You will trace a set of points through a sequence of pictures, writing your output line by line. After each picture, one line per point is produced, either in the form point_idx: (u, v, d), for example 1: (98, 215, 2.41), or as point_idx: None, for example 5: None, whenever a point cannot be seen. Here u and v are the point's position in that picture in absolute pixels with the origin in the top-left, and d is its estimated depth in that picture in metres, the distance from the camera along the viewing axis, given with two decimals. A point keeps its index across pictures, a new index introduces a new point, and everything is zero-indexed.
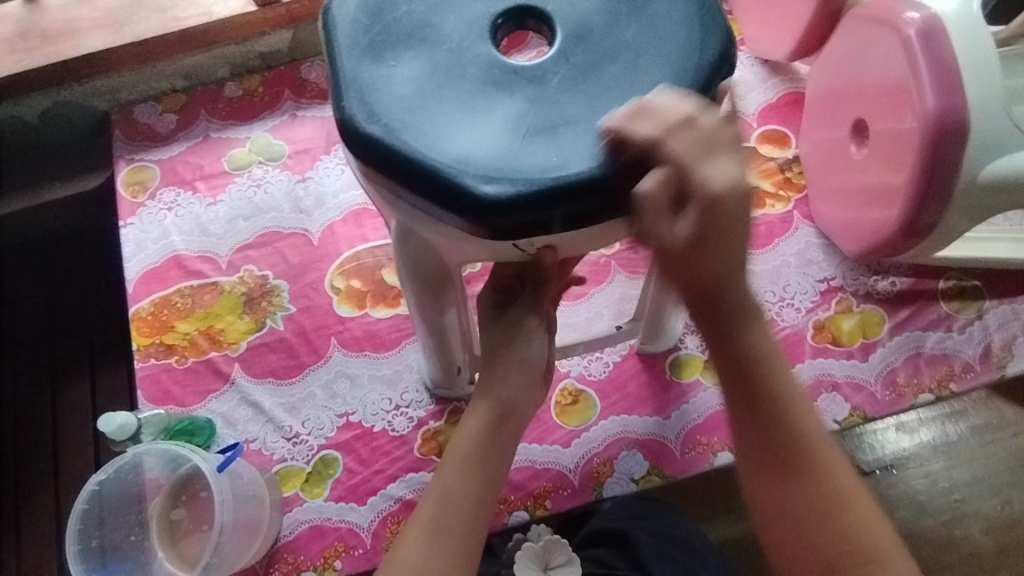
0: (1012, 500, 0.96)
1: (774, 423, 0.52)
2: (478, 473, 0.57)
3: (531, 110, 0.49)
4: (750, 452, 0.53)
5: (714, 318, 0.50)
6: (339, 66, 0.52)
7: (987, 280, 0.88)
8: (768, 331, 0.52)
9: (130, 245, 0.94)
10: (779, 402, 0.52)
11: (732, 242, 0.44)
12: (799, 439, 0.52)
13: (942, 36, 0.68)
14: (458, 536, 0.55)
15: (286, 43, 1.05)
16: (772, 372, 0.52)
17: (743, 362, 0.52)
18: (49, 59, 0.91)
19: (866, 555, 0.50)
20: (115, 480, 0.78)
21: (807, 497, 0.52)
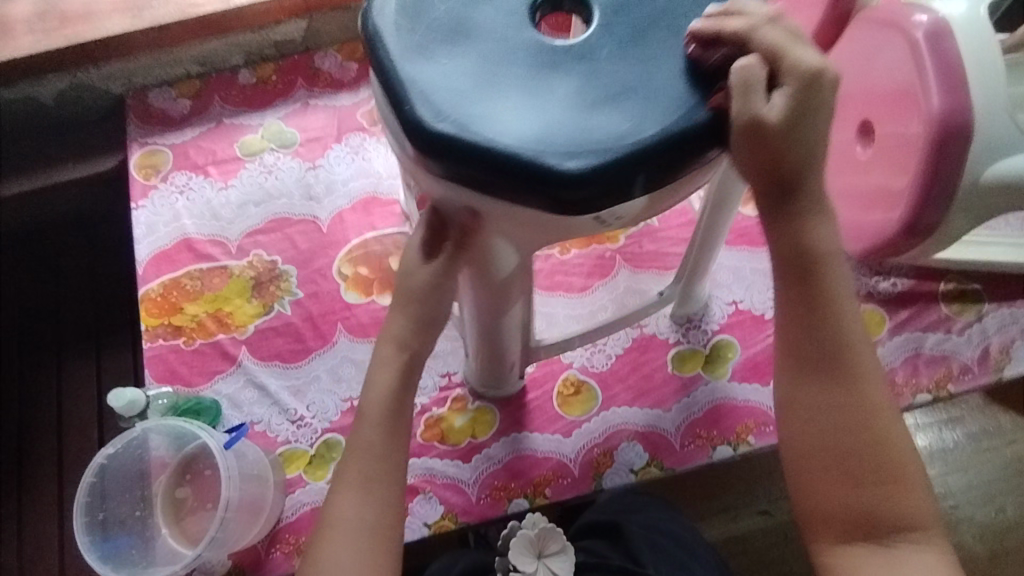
0: (1005, 507, 0.97)
1: (834, 319, 0.58)
2: (376, 491, 0.60)
3: (587, 86, 0.49)
4: (804, 345, 0.59)
5: (787, 195, 0.56)
6: (384, 61, 0.50)
7: (987, 284, 0.89)
8: (835, 229, 0.58)
9: (141, 228, 0.95)
10: (825, 319, 0.58)
11: (806, 128, 0.52)
12: (847, 343, 0.58)
13: (948, 39, 0.69)
14: (379, 533, 0.60)
15: (301, 32, 1.06)
16: (835, 269, 0.58)
17: (806, 260, 0.57)
18: (68, 41, 0.93)
19: (891, 465, 0.57)
20: (122, 455, 0.79)
21: (849, 403, 0.58)
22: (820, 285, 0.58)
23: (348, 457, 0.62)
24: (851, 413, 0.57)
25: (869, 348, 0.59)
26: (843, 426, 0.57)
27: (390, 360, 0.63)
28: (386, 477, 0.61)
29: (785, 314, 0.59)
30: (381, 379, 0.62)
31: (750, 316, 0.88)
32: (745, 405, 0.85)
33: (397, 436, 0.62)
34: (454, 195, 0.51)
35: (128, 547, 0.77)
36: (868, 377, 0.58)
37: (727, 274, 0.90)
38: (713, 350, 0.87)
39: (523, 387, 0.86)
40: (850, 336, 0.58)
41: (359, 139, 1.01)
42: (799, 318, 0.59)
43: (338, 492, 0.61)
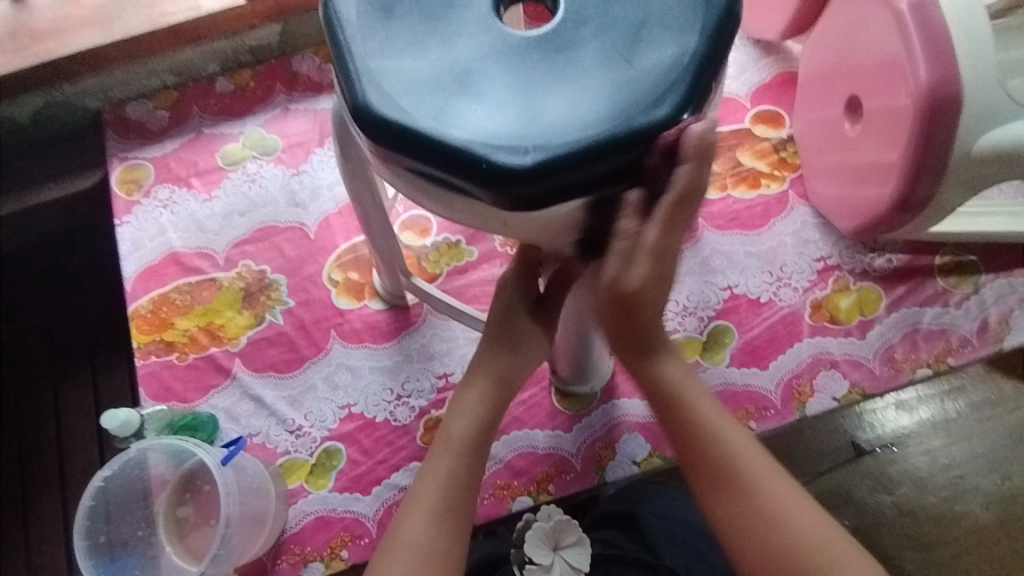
0: (1011, 475, 0.97)
1: (702, 436, 0.58)
2: (446, 525, 0.56)
3: (568, 73, 0.48)
4: (700, 471, 0.57)
5: (635, 351, 0.60)
6: (359, 97, 0.47)
7: (984, 254, 0.88)
8: (673, 359, 0.61)
9: (127, 244, 0.94)
10: (695, 421, 0.58)
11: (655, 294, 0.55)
12: (726, 458, 0.57)
13: (934, 9, 0.67)
14: (440, 568, 0.55)
15: (276, 36, 1.05)
16: (686, 396, 0.59)
17: (662, 389, 0.60)
18: (38, 59, 0.91)
19: (824, 555, 0.52)
20: (120, 475, 0.78)
21: (746, 514, 0.55)
22: (671, 394, 0.60)
23: (424, 481, 0.58)
24: (752, 522, 0.54)
25: (752, 444, 0.58)
26: (754, 523, 0.54)
27: (484, 387, 0.62)
28: (460, 508, 0.57)
29: (670, 434, 0.60)
30: (469, 405, 0.61)
31: (746, 300, 0.87)
32: (745, 389, 0.83)
33: (477, 470, 0.60)
34: (482, 215, 0.49)
35: (134, 566, 0.76)
36: (764, 470, 0.57)
37: (720, 259, 0.89)
38: (709, 338, 0.86)
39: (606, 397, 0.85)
40: (711, 440, 0.58)
41: None
42: (675, 429, 0.59)
43: (409, 514, 0.57)
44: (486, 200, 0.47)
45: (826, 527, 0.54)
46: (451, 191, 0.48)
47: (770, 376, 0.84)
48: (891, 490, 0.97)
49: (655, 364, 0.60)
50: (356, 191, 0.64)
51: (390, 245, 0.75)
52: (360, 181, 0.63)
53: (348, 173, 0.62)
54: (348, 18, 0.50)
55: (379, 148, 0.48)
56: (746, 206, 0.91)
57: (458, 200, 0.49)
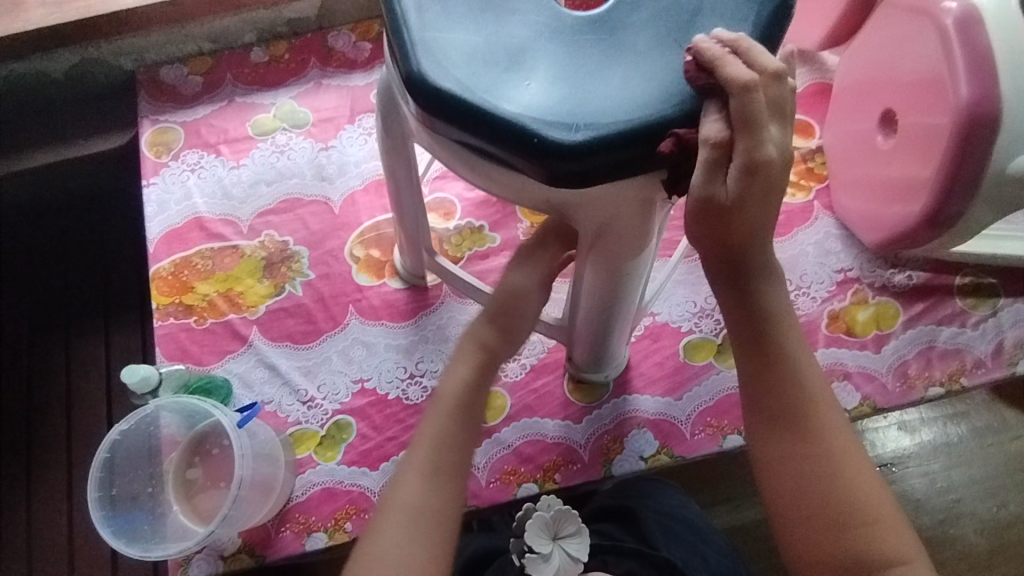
0: (1008, 503, 0.97)
1: (783, 374, 0.58)
2: (441, 479, 0.60)
3: (623, 57, 0.48)
4: (762, 404, 0.59)
5: (735, 276, 0.58)
6: (415, 67, 0.48)
7: (1002, 277, 0.89)
8: (781, 288, 0.59)
9: (152, 205, 0.95)
10: (777, 356, 0.58)
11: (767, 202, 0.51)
12: (807, 397, 0.58)
13: (981, 26, 0.68)
14: (436, 520, 0.58)
15: (314, 11, 1.05)
16: (780, 331, 0.59)
17: (755, 319, 0.58)
18: (80, 14, 0.91)
19: (863, 516, 0.55)
20: (135, 431, 0.79)
21: (809, 455, 0.57)
22: (763, 329, 0.59)
23: (415, 445, 0.62)
24: (822, 475, 0.56)
25: (825, 388, 0.59)
26: (822, 477, 0.56)
27: (469, 356, 0.67)
28: (453, 467, 0.61)
29: (747, 350, 0.60)
30: (461, 371, 0.66)
31: None
32: None
33: (471, 432, 0.64)
34: (526, 191, 0.50)
35: (141, 522, 0.77)
36: (835, 427, 0.58)
37: None
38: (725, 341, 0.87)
39: (618, 392, 0.85)
40: (797, 381, 0.58)
41: (372, 121, 1.00)
42: (763, 362, 0.59)
43: (404, 476, 0.60)
44: (533, 171, 0.47)
45: (877, 489, 0.56)
46: (497, 164, 0.49)
47: None
48: None
49: (755, 293, 0.58)
50: (393, 165, 0.65)
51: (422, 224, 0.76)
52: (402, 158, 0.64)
53: (388, 146, 0.62)
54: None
55: (427, 115, 0.48)
56: None
57: (501, 173, 0.49)
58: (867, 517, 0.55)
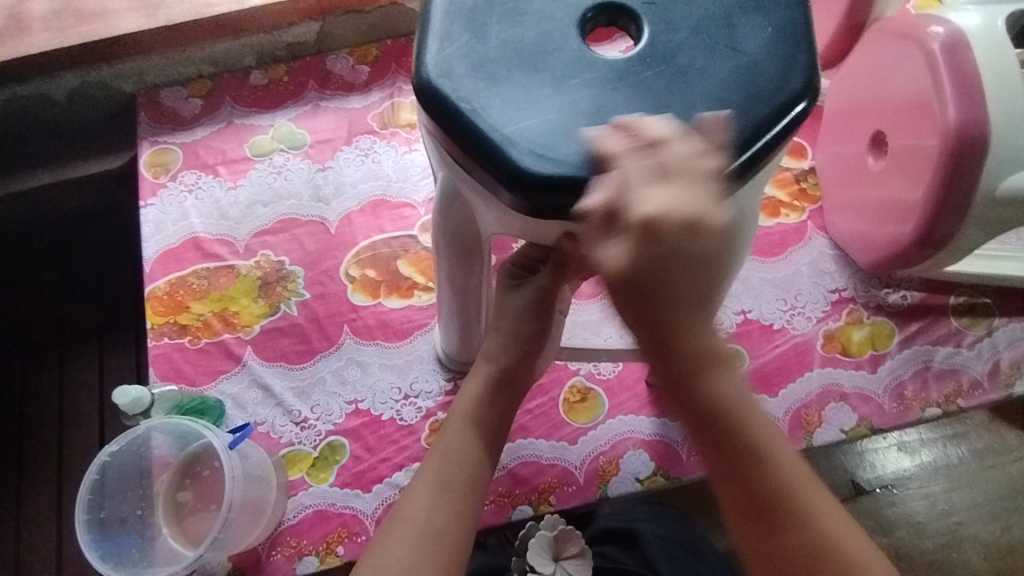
0: (1010, 526, 0.96)
1: (751, 472, 0.49)
2: (454, 500, 0.54)
3: (689, 87, 0.50)
4: (735, 507, 0.50)
5: (668, 377, 0.47)
6: (517, 163, 0.47)
7: (997, 297, 0.89)
8: (731, 373, 0.48)
9: (149, 226, 0.95)
10: (743, 454, 0.49)
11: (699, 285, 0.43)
12: (781, 491, 0.49)
13: (966, 51, 0.69)
14: (444, 542, 0.52)
15: (313, 35, 1.06)
16: (744, 422, 0.49)
17: (710, 410, 0.47)
18: (82, 38, 0.93)
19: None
20: (126, 452, 0.79)
21: (796, 559, 0.48)
22: (720, 414, 0.48)
23: (427, 458, 0.57)
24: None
25: (792, 457, 0.51)
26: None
27: (480, 370, 0.61)
28: (465, 485, 0.54)
29: (708, 453, 0.50)
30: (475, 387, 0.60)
31: (759, 326, 0.87)
32: None
33: (488, 452, 0.57)
34: None
35: (130, 545, 0.76)
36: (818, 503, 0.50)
37: (736, 284, 0.89)
38: None
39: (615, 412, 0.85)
40: (767, 465, 0.49)
41: (369, 142, 1.01)
42: (721, 460, 0.49)
43: (414, 488, 0.55)
44: None
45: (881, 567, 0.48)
46: None
47: (780, 404, 0.84)
48: (889, 533, 0.96)
49: (703, 383, 0.47)
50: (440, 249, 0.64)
51: (472, 296, 0.71)
52: (465, 241, 0.62)
53: (444, 235, 0.62)
54: (454, 92, 0.49)
55: (540, 210, 0.48)
56: (764, 233, 0.92)
57: None
58: None
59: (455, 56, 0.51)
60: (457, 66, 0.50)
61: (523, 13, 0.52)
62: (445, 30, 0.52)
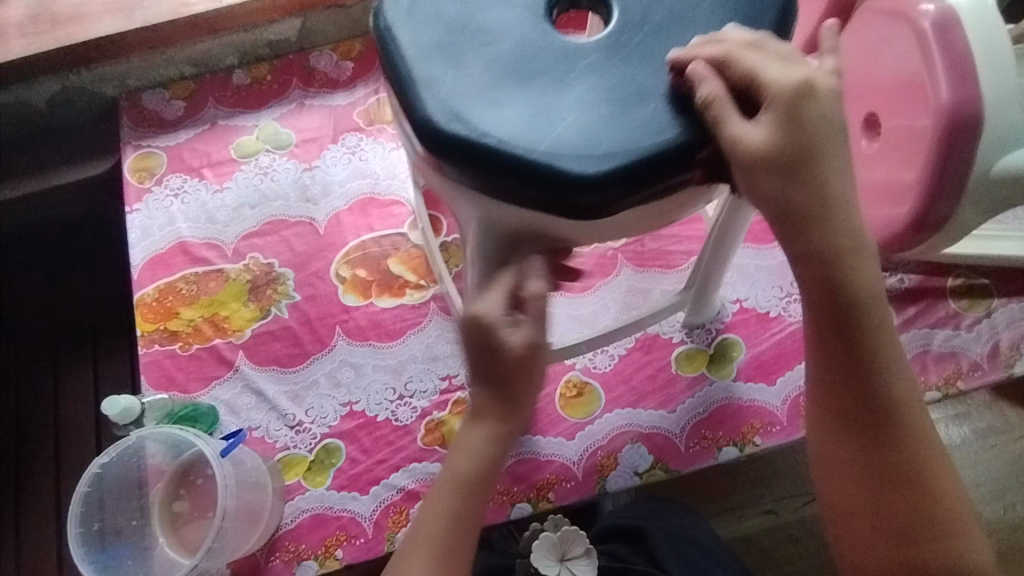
0: (1014, 505, 0.96)
1: (877, 363, 0.51)
2: (451, 572, 0.51)
3: (679, 49, 0.49)
4: (835, 400, 0.53)
5: (796, 236, 0.49)
6: (570, 170, 0.46)
7: (995, 278, 0.88)
8: (870, 261, 0.50)
9: (135, 232, 0.94)
10: (868, 336, 0.51)
11: (813, 157, 0.46)
12: (895, 394, 0.52)
13: (957, 29, 0.67)
14: None
15: (296, 31, 1.04)
16: (876, 310, 0.50)
17: (842, 292, 0.50)
18: (59, 43, 0.91)
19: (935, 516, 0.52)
20: (117, 463, 0.78)
21: (894, 457, 0.52)
22: (854, 307, 0.50)
23: (421, 523, 0.53)
24: (906, 477, 0.52)
25: (903, 366, 0.53)
26: (911, 477, 0.52)
27: (490, 407, 0.52)
28: (465, 551, 0.52)
29: (825, 332, 0.51)
30: (477, 438, 0.52)
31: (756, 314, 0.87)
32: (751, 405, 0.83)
33: (475, 503, 0.53)
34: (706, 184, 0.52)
35: (126, 557, 0.75)
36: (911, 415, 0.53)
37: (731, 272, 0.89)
38: (717, 350, 0.86)
39: (612, 406, 0.84)
40: (888, 362, 0.51)
41: (356, 139, 0.99)
42: (846, 361, 0.51)
43: (409, 558, 0.52)
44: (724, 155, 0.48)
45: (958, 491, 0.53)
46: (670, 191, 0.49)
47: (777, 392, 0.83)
48: None
49: (838, 262, 0.49)
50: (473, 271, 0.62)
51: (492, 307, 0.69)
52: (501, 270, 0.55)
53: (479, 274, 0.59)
54: (472, 131, 0.47)
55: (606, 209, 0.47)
56: (758, 220, 0.91)
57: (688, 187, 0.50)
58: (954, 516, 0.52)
59: (448, 90, 0.48)
60: (457, 100, 0.48)
61: (488, 26, 0.50)
62: (424, 67, 0.49)
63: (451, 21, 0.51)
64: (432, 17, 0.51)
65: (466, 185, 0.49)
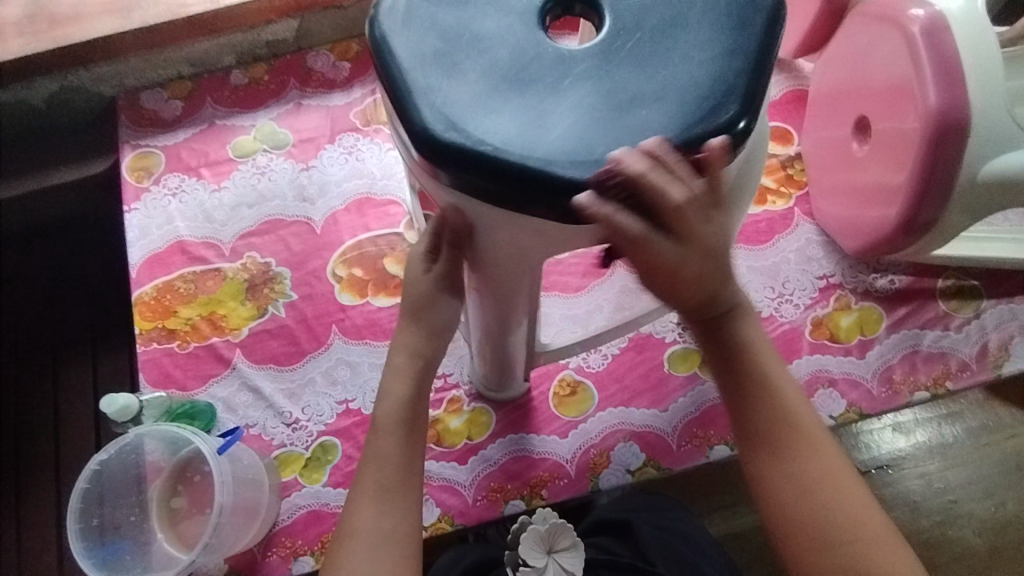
0: (1005, 502, 0.97)
1: (764, 403, 0.58)
2: (392, 505, 0.59)
3: (671, 52, 0.50)
4: (747, 438, 0.59)
5: (697, 320, 0.57)
6: (564, 176, 0.47)
7: (985, 279, 0.89)
8: (753, 322, 0.58)
9: (134, 231, 0.95)
10: (763, 380, 0.58)
11: (712, 263, 0.52)
12: (791, 426, 0.58)
13: (946, 35, 0.68)
14: (395, 542, 0.58)
15: (292, 32, 1.05)
16: (762, 359, 0.58)
17: (729, 348, 0.58)
18: (57, 43, 0.92)
19: (852, 533, 0.55)
20: (116, 460, 0.79)
21: (796, 478, 0.57)
22: (743, 353, 0.58)
23: (364, 468, 0.61)
24: (805, 501, 0.56)
25: (801, 399, 0.59)
26: (810, 500, 0.56)
27: (403, 370, 0.64)
28: (403, 485, 0.60)
29: (725, 385, 0.59)
30: (393, 384, 0.64)
31: None
32: None
33: (413, 446, 0.62)
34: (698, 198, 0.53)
35: (125, 552, 0.76)
36: (820, 447, 0.58)
37: None
38: None
39: (605, 405, 0.85)
40: (781, 397, 0.58)
41: (353, 139, 1.00)
42: (737, 397, 0.59)
43: (356, 498, 0.60)
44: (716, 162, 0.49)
45: (867, 505, 0.56)
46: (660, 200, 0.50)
47: None
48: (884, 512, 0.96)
49: (732, 325, 0.57)
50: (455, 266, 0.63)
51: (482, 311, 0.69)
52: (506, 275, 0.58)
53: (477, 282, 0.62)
54: (469, 138, 0.48)
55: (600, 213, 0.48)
56: (751, 222, 0.92)
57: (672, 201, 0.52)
58: (858, 534, 0.55)
59: (445, 99, 0.49)
60: (453, 109, 0.48)
61: (482, 35, 0.51)
62: (421, 77, 0.50)
63: (445, 30, 0.51)
64: (427, 26, 0.52)
65: (463, 192, 0.50)
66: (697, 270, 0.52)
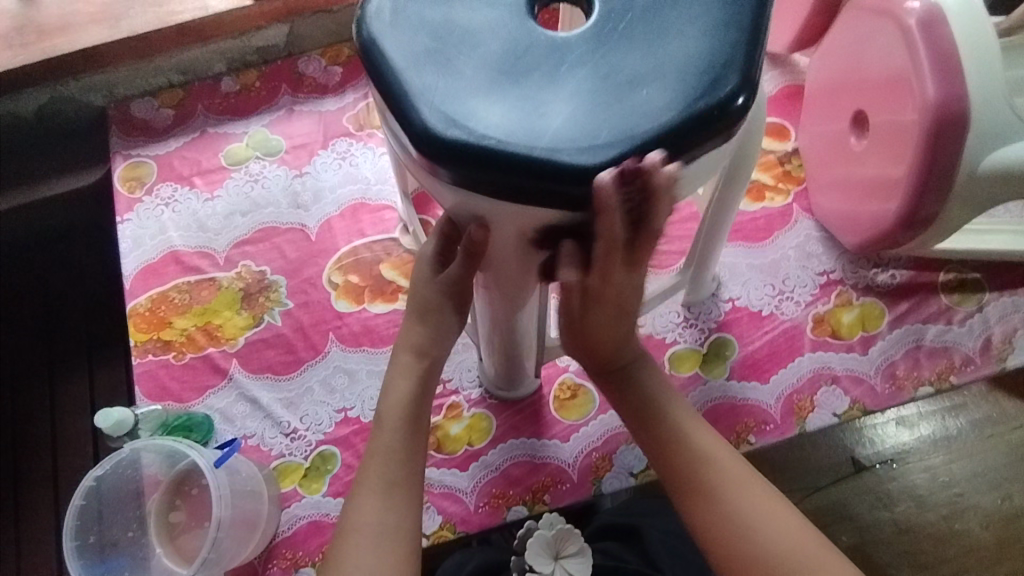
0: (1011, 495, 0.96)
1: (681, 454, 0.63)
2: (395, 498, 0.58)
3: (665, 32, 0.50)
4: (675, 489, 0.62)
5: (609, 375, 0.68)
6: (571, 163, 0.46)
7: (987, 272, 0.88)
8: (645, 375, 0.68)
9: (127, 241, 0.94)
10: (673, 433, 0.64)
11: (618, 302, 0.59)
12: (706, 469, 0.61)
13: (943, 25, 0.67)
14: (398, 535, 0.57)
15: (283, 37, 1.04)
16: (668, 411, 0.65)
17: (637, 402, 0.67)
18: (45, 54, 0.91)
19: (788, 562, 0.56)
20: (114, 475, 0.78)
21: (727, 517, 0.59)
22: (652, 410, 0.66)
23: (368, 461, 0.60)
24: (736, 542, 0.58)
25: (716, 442, 0.64)
26: (742, 542, 0.57)
27: (409, 367, 0.63)
28: (408, 478, 0.59)
29: (653, 457, 0.65)
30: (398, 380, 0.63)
31: (748, 313, 0.87)
32: (744, 404, 0.83)
33: (417, 441, 0.61)
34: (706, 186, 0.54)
35: (122, 568, 0.76)
36: (745, 483, 0.60)
37: (723, 272, 0.89)
38: (709, 350, 0.86)
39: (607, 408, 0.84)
40: (685, 440, 0.63)
41: (346, 145, 0.99)
42: (662, 451, 0.64)
43: (359, 492, 0.59)
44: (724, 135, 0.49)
45: (795, 528, 0.58)
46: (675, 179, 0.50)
47: (771, 391, 0.83)
48: (891, 507, 0.95)
49: (627, 372, 0.67)
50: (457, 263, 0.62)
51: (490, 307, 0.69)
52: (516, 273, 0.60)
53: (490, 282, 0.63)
54: (471, 134, 0.47)
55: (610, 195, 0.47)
56: (749, 219, 0.91)
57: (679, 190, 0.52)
58: (791, 564, 0.56)
59: (442, 96, 0.48)
60: (450, 106, 0.47)
61: (472, 29, 0.50)
62: (415, 77, 0.49)
63: (435, 28, 0.50)
64: (416, 26, 0.51)
65: (468, 186, 0.48)
66: (596, 309, 0.61)
